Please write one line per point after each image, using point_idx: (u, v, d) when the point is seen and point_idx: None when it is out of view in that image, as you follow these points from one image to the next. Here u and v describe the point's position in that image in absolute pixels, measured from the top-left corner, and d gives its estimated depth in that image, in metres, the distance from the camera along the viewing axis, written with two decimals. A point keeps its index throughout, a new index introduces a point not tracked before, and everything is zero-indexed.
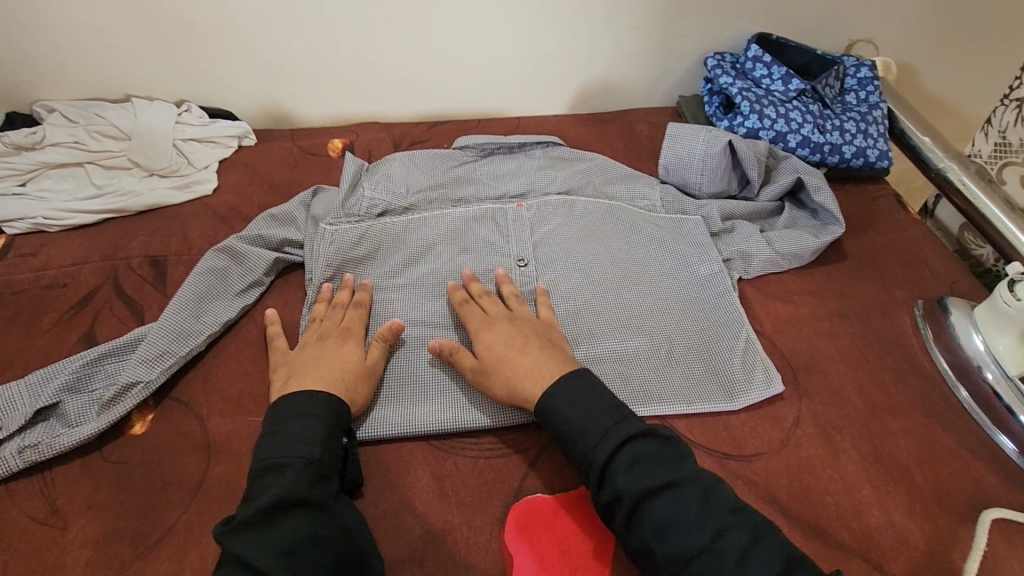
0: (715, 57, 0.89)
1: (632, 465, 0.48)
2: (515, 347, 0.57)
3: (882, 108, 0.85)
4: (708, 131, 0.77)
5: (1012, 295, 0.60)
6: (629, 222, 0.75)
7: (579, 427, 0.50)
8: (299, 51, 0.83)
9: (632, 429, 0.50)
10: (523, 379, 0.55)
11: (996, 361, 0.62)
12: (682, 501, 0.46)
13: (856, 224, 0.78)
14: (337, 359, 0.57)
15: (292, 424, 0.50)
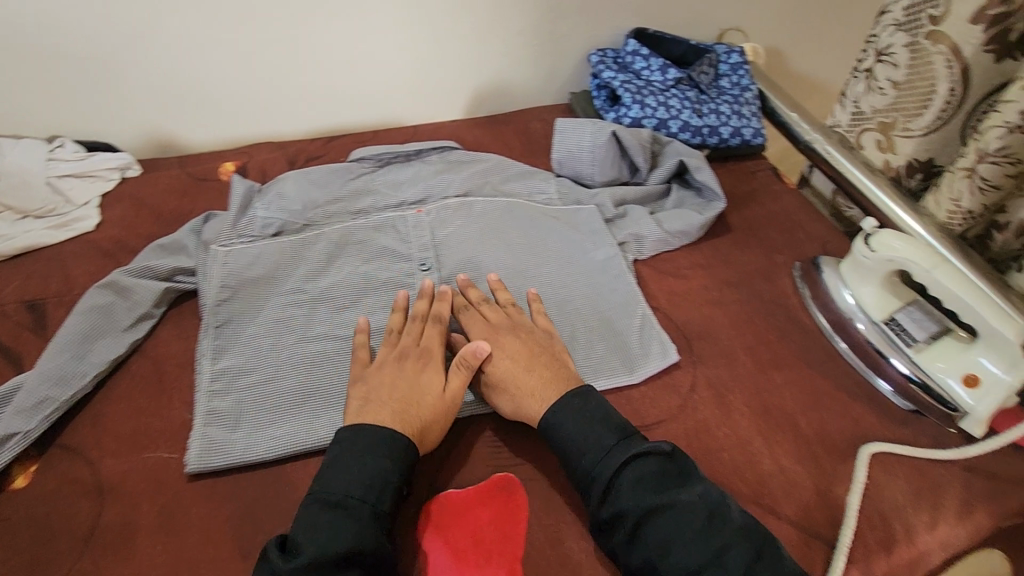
0: (597, 52, 0.92)
1: (635, 482, 0.50)
2: (522, 364, 0.59)
3: (752, 90, 0.92)
4: (594, 123, 0.80)
5: (869, 247, 0.64)
6: (527, 218, 0.77)
7: (582, 445, 0.53)
8: (181, 77, 0.81)
9: (634, 448, 0.52)
10: (527, 399, 0.57)
11: (864, 311, 0.66)
12: (683, 516, 0.49)
13: (737, 199, 0.84)
14: (416, 390, 0.57)
15: (368, 470, 0.50)
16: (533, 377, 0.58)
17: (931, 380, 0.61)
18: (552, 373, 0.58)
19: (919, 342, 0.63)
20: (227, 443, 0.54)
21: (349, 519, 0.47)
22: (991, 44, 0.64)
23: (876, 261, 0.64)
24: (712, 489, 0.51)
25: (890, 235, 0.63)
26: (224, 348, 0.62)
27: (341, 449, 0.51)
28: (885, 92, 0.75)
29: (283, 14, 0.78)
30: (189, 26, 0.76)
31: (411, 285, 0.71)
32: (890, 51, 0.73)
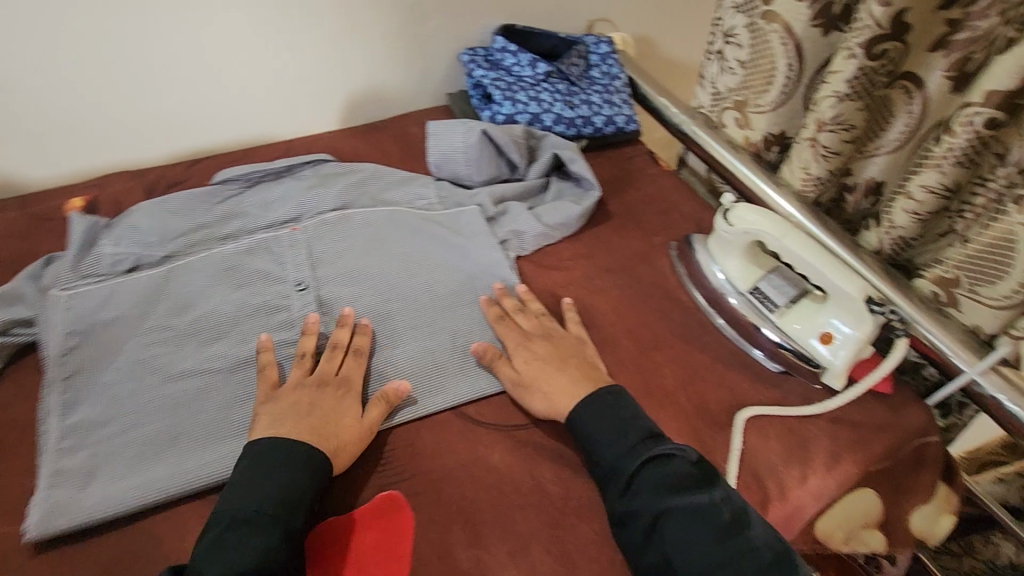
0: (468, 52, 0.92)
1: (654, 485, 0.53)
2: (554, 363, 0.61)
3: (621, 78, 0.95)
4: (465, 122, 0.80)
5: (728, 223, 0.67)
6: (409, 226, 0.75)
7: (606, 441, 0.56)
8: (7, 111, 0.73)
9: (660, 448, 0.55)
10: (560, 395, 0.59)
11: (732, 284, 0.69)
12: (699, 516, 0.51)
13: (615, 187, 0.86)
14: (333, 416, 0.56)
15: (278, 483, 0.50)
16: (561, 377, 0.60)
17: (794, 341, 0.64)
18: (583, 374, 0.61)
19: (780, 306, 0.66)
20: (72, 506, 0.51)
21: (266, 534, 0.47)
22: (817, 19, 0.68)
23: (735, 235, 0.66)
24: (732, 495, 0.53)
25: (745, 210, 0.66)
26: (74, 402, 0.57)
27: (269, 461, 0.51)
28: (735, 71, 0.79)
29: (119, 34, 0.73)
30: (4, 52, 0.69)
31: (287, 307, 0.66)
32: (734, 33, 0.76)
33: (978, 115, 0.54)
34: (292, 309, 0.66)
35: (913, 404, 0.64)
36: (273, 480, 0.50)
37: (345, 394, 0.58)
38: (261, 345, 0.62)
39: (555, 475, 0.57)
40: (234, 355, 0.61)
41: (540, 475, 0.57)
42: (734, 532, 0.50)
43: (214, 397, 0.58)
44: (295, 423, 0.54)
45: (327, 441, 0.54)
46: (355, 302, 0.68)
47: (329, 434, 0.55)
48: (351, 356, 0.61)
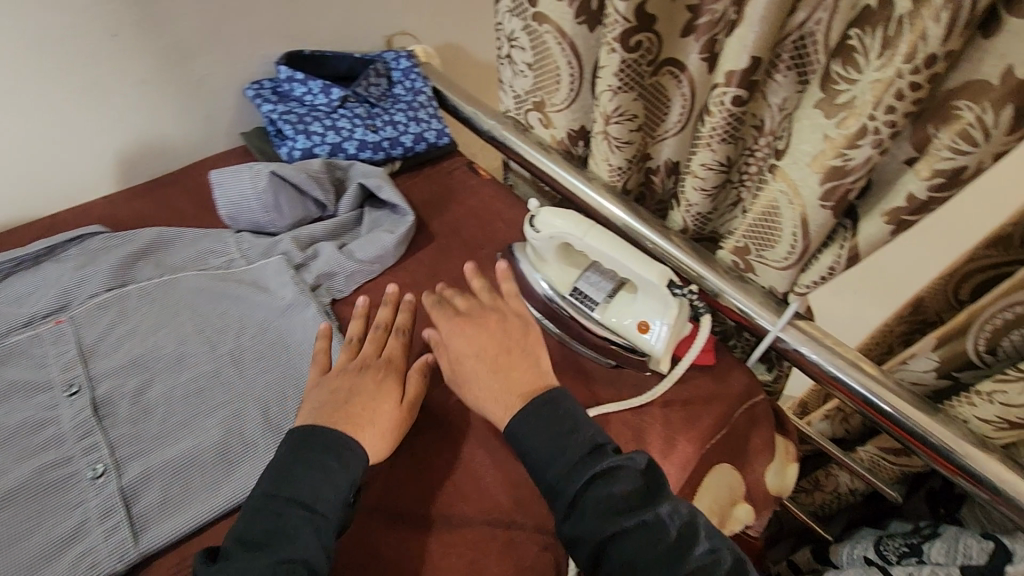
0: (252, 86, 0.84)
1: (601, 508, 0.50)
2: (484, 361, 0.59)
3: (426, 92, 0.91)
4: (250, 166, 0.72)
5: (535, 229, 0.67)
6: (203, 292, 0.68)
7: (545, 458, 0.53)
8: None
9: (607, 461, 0.52)
10: (495, 405, 0.57)
11: (554, 289, 0.68)
12: (650, 538, 0.49)
13: (436, 204, 0.83)
14: (373, 400, 0.57)
15: (316, 475, 0.50)
16: (493, 378, 0.58)
17: (615, 335, 0.65)
18: (513, 376, 0.58)
19: (599, 303, 0.66)
20: None
21: (296, 522, 0.48)
22: (580, 16, 0.68)
23: (543, 240, 0.66)
24: (680, 508, 0.52)
25: (551, 217, 0.65)
26: None
27: (302, 453, 0.51)
28: (525, 74, 0.79)
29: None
30: None
31: (54, 419, 0.56)
32: (515, 37, 0.76)
33: (726, 94, 0.56)
34: (62, 419, 0.56)
35: (737, 366, 0.68)
36: (309, 471, 0.50)
37: (384, 375, 0.59)
38: (21, 474, 0.53)
39: (395, 534, 0.54)
40: None
41: (381, 544, 0.53)
42: (681, 553, 0.49)
43: None
44: (338, 407, 0.55)
45: (359, 429, 0.54)
46: (140, 394, 0.59)
47: (362, 419, 0.55)
48: (394, 338, 0.63)
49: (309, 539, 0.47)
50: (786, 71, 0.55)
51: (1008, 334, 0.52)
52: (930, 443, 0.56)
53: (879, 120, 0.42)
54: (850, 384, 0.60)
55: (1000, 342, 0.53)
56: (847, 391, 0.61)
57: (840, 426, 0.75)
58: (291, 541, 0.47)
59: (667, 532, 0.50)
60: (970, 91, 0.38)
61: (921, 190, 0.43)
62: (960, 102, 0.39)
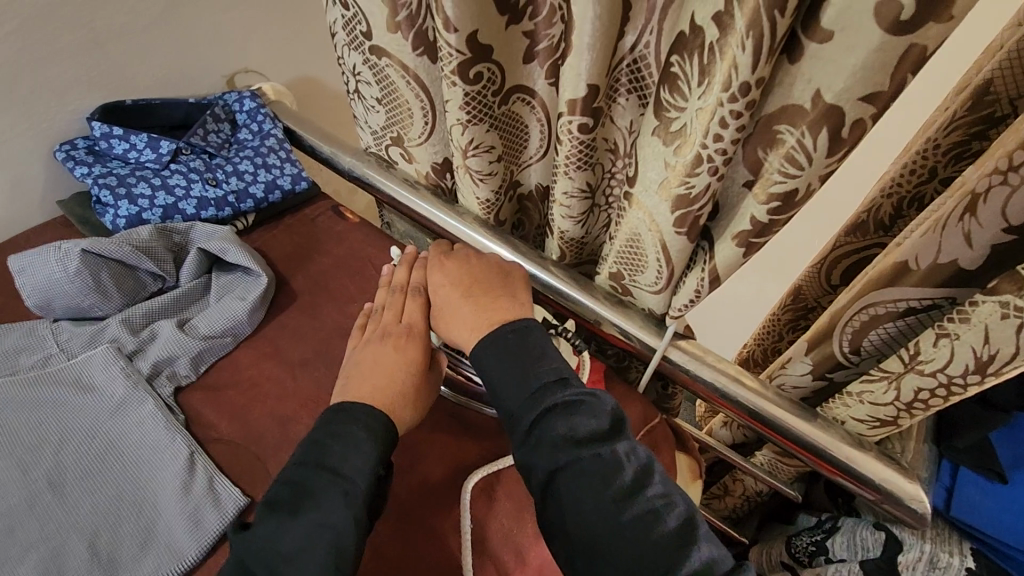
0: (62, 148, 0.73)
1: (557, 438, 0.47)
2: (460, 289, 0.57)
3: (275, 134, 0.83)
4: (57, 246, 0.61)
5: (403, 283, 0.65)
6: (8, 403, 0.56)
7: (509, 384, 0.50)
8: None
9: (569, 393, 0.49)
10: (476, 325, 0.54)
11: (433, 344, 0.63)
12: (597, 478, 0.46)
13: (299, 256, 0.76)
14: (394, 365, 0.54)
15: (347, 442, 0.48)
16: (468, 307, 0.56)
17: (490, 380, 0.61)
18: (489, 305, 0.56)
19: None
20: None
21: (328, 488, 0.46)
22: (419, 47, 0.63)
23: None
24: (639, 451, 0.49)
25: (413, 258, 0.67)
26: None
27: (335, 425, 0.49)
28: (377, 109, 0.73)
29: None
30: None
31: None
32: (359, 71, 0.70)
33: (572, 123, 0.54)
34: None
35: (629, 396, 0.67)
36: (337, 444, 0.48)
37: (408, 341, 0.56)
38: None
39: None
40: None
41: None
42: (628, 499, 0.46)
43: None
44: (374, 375, 0.53)
45: (381, 399, 0.52)
46: None
47: (386, 388, 0.53)
48: (413, 299, 0.59)
49: (335, 507, 0.45)
50: (627, 95, 0.54)
51: (867, 335, 0.53)
52: (813, 448, 0.56)
53: (711, 148, 0.41)
54: (734, 398, 0.59)
55: (862, 343, 0.54)
56: (732, 406, 0.60)
57: (739, 432, 0.75)
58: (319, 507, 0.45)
59: (620, 471, 0.47)
60: (788, 116, 0.37)
61: (762, 213, 0.42)
62: (781, 126, 0.38)
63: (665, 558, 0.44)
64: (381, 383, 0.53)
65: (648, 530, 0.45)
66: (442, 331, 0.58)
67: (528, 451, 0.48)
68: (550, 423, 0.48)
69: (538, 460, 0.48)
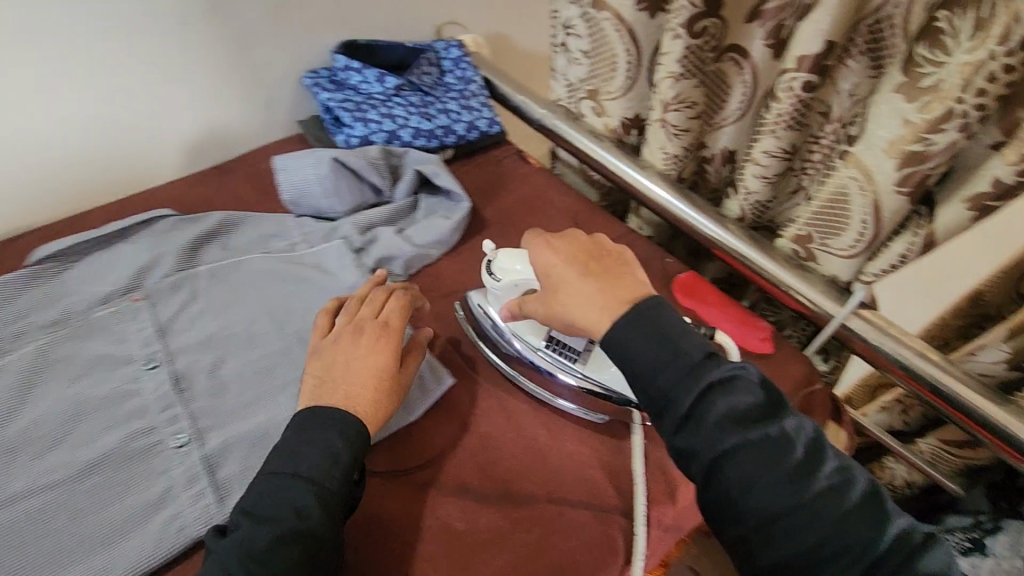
0: (309, 75, 0.86)
1: (721, 419, 0.47)
2: (577, 268, 0.56)
3: (476, 81, 0.92)
4: (312, 154, 0.74)
5: (494, 278, 0.63)
6: (268, 273, 0.70)
7: (656, 365, 0.49)
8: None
9: (720, 372, 0.48)
10: (592, 312, 0.53)
11: (524, 341, 0.62)
12: (772, 457, 0.46)
13: (488, 191, 0.84)
14: (352, 367, 0.55)
15: (314, 450, 0.49)
16: (587, 286, 0.54)
17: (600, 385, 0.60)
18: (612, 283, 0.54)
19: (581, 354, 0.60)
20: None
21: (295, 496, 0.48)
22: (641, 2, 0.68)
23: (504, 287, 0.62)
24: (806, 425, 0.49)
25: (507, 260, 0.63)
26: None
27: (303, 428, 0.51)
28: (581, 62, 0.79)
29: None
30: None
31: (138, 391, 0.59)
32: (571, 24, 0.76)
33: (795, 80, 0.56)
34: (143, 392, 0.59)
35: (794, 356, 0.67)
36: (303, 449, 0.50)
37: (381, 336, 0.56)
38: (110, 441, 0.55)
39: (459, 504, 0.54)
40: (79, 460, 0.54)
41: (446, 513, 0.53)
42: (806, 476, 0.46)
43: (63, 510, 0.51)
44: (360, 376, 0.54)
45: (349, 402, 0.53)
46: (216, 368, 0.61)
47: (348, 386, 0.54)
48: (392, 297, 0.60)
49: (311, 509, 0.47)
50: (860, 56, 0.55)
51: None
52: (996, 431, 0.55)
53: (968, 103, 0.45)
54: (916, 372, 0.59)
55: None
56: (913, 380, 0.60)
57: (899, 417, 0.75)
58: (296, 511, 0.47)
59: (791, 448, 0.46)
60: None
61: (1007, 173, 0.45)
62: None
63: (859, 536, 0.44)
64: (348, 383, 0.54)
65: (833, 509, 0.45)
66: (558, 315, 0.56)
67: (686, 437, 0.47)
68: (706, 412, 0.47)
69: (698, 447, 0.47)
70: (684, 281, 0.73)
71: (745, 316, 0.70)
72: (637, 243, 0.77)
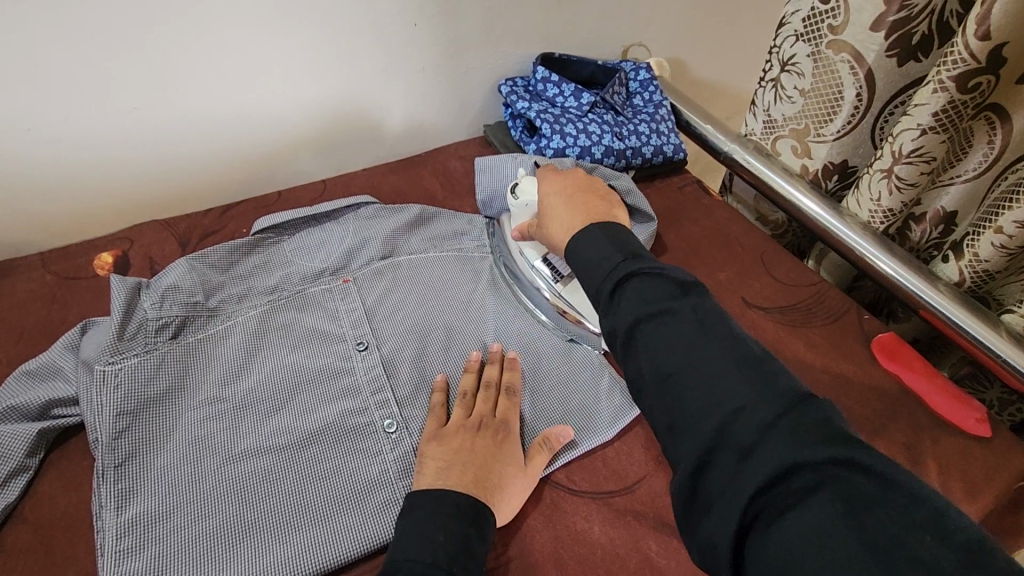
0: (507, 83, 0.88)
1: (640, 297, 0.45)
2: (564, 196, 0.61)
3: (666, 105, 0.91)
4: (516, 159, 0.76)
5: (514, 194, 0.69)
6: (463, 272, 0.72)
7: (593, 264, 0.50)
8: (12, 161, 0.65)
9: (647, 264, 0.47)
10: (565, 232, 0.58)
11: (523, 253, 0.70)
12: (676, 324, 0.43)
13: (671, 218, 0.83)
14: (491, 463, 0.53)
15: (446, 536, 0.46)
16: (565, 211, 0.59)
17: (574, 305, 0.66)
18: (585, 208, 0.58)
19: (565, 276, 0.67)
20: None
21: None
22: (892, 49, 0.65)
23: (517, 206, 0.69)
24: None
25: (525, 181, 0.69)
26: (128, 491, 0.51)
27: (431, 510, 0.48)
28: (794, 100, 0.76)
29: (134, 70, 0.65)
30: (44, 98, 0.63)
31: (350, 371, 0.61)
32: (794, 61, 0.74)
33: None
34: (356, 372, 0.61)
35: (1017, 448, 0.61)
36: (436, 532, 0.47)
37: (502, 438, 0.55)
38: (327, 416, 0.57)
39: (663, 542, 0.52)
40: (301, 431, 0.56)
41: (647, 547, 0.52)
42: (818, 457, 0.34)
43: (288, 476, 0.54)
44: (477, 473, 0.51)
45: (491, 488, 0.51)
46: (420, 360, 0.63)
47: (488, 479, 0.51)
48: (504, 395, 0.58)
49: None
50: None
51: None
52: None
53: None
54: None
55: None
56: None
57: None
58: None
59: None
60: None
61: None
62: None
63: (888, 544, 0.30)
64: (484, 472, 0.52)
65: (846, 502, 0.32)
66: (546, 233, 0.62)
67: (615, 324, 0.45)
68: (622, 295, 0.46)
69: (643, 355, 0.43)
70: (884, 340, 0.69)
71: (955, 391, 0.65)
72: (832, 293, 0.74)
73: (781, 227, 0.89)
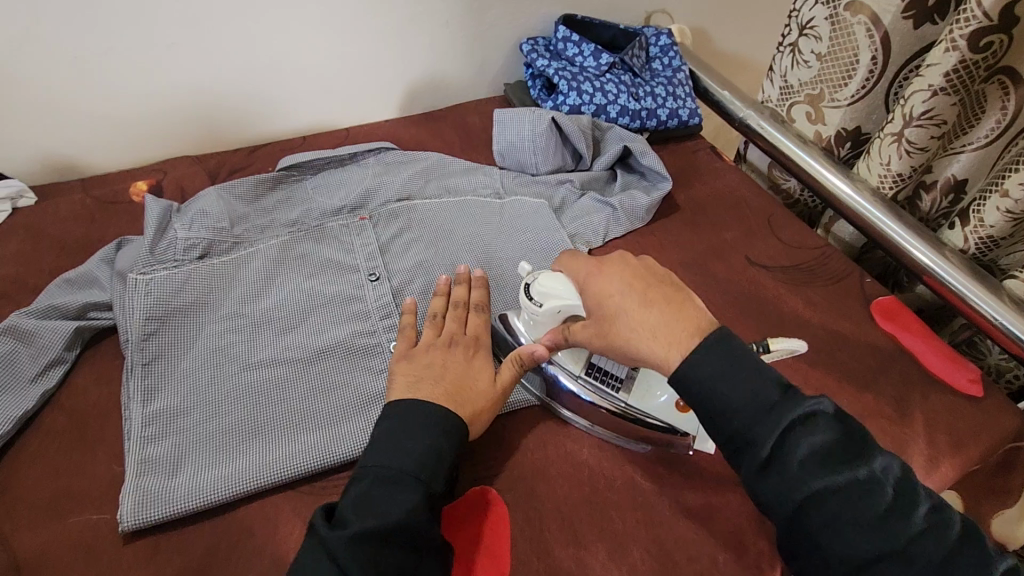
0: (528, 42, 0.90)
1: (813, 458, 0.43)
2: (637, 295, 0.51)
3: (684, 70, 0.92)
4: (533, 111, 0.78)
5: (533, 302, 0.56)
6: (475, 216, 0.74)
7: (736, 408, 0.45)
8: (57, 90, 0.70)
9: (801, 406, 0.45)
10: (655, 347, 0.48)
11: (563, 369, 0.57)
12: (849, 493, 0.43)
13: (682, 179, 0.85)
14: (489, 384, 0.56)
15: (415, 446, 0.49)
16: (647, 315, 0.50)
17: (652, 415, 0.55)
18: (675, 314, 0.49)
19: (623, 381, 0.56)
20: (159, 477, 0.51)
21: (405, 493, 0.46)
22: (909, 10, 0.66)
23: (547, 315, 0.55)
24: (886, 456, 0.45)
25: (547, 281, 0.56)
26: (154, 388, 0.56)
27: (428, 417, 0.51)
28: (810, 64, 0.77)
29: (175, 9, 0.69)
30: (90, 30, 0.67)
31: (362, 298, 0.64)
32: (813, 25, 0.74)
33: None
34: (366, 299, 0.64)
35: (1006, 407, 0.62)
36: (407, 441, 0.49)
37: (474, 354, 0.57)
38: (337, 335, 0.61)
39: (649, 466, 0.55)
40: (312, 346, 0.60)
41: (632, 470, 0.55)
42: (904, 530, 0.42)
43: (300, 384, 0.58)
44: (474, 391, 0.54)
45: (485, 405, 0.54)
46: (428, 293, 0.66)
47: (484, 396, 0.54)
48: (473, 312, 0.61)
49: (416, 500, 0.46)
50: None
51: None
52: None
53: None
54: None
55: None
56: None
57: None
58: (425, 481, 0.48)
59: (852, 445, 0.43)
60: None
61: None
62: None
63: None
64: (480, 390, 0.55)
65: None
66: (622, 348, 0.51)
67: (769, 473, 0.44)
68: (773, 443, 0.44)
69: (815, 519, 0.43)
70: (883, 303, 0.70)
71: (949, 352, 0.66)
72: (836, 256, 0.75)
73: (791, 194, 0.90)
